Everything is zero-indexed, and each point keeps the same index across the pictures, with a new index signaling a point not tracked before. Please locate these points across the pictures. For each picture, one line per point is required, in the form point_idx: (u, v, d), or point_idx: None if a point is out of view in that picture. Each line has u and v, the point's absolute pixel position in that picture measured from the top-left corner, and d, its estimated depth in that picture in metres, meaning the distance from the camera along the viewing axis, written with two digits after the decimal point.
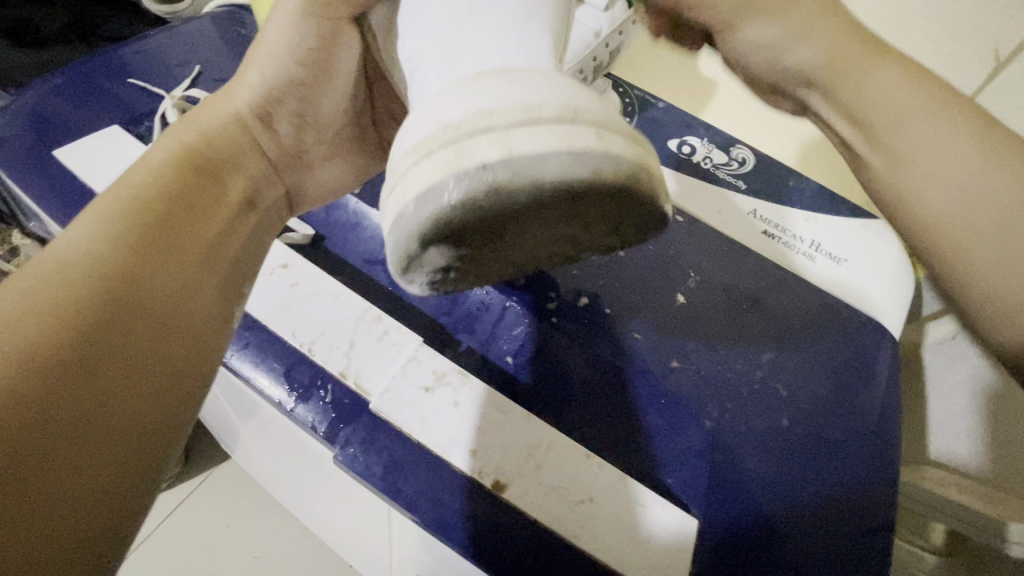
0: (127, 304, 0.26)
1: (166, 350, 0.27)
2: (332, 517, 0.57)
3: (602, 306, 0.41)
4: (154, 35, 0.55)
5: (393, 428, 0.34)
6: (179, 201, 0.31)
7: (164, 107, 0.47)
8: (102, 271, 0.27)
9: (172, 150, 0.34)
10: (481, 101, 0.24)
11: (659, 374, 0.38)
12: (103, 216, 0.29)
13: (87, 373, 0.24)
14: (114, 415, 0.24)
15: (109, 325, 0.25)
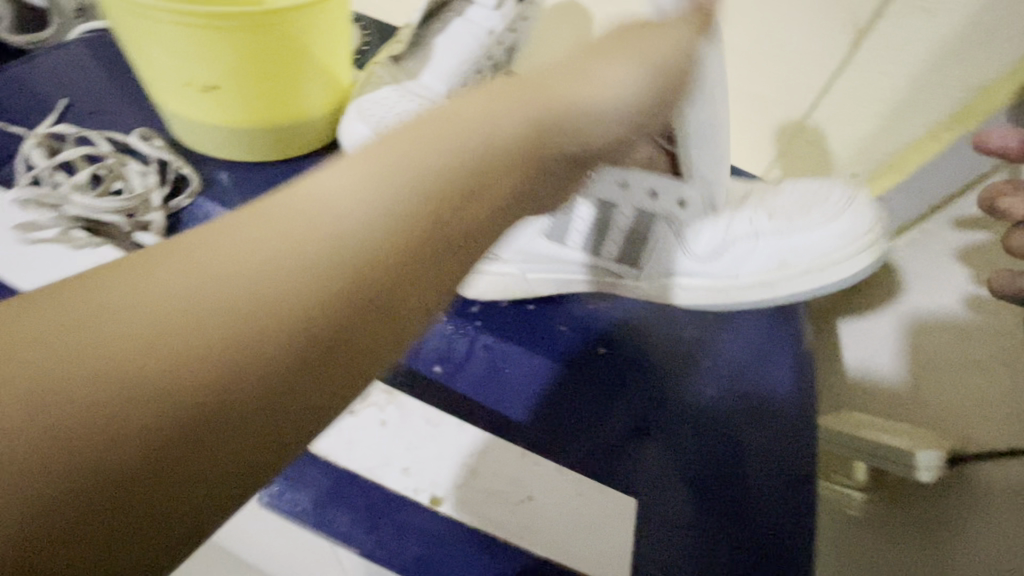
0: (183, 322, 0.14)
1: (311, 398, 0.15)
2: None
3: (525, 303, 0.41)
4: (12, 66, 0.50)
5: (319, 458, 0.32)
6: (505, 170, 0.20)
7: (25, 151, 0.42)
8: (382, 251, 0.16)
9: (374, 160, 0.18)
10: (773, 224, 0.39)
11: (587, 363, 0.39)
12: (377, 160, 0.18)
13: (85, 459, 0.12)
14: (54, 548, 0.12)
15: (234, 350, 0.14)
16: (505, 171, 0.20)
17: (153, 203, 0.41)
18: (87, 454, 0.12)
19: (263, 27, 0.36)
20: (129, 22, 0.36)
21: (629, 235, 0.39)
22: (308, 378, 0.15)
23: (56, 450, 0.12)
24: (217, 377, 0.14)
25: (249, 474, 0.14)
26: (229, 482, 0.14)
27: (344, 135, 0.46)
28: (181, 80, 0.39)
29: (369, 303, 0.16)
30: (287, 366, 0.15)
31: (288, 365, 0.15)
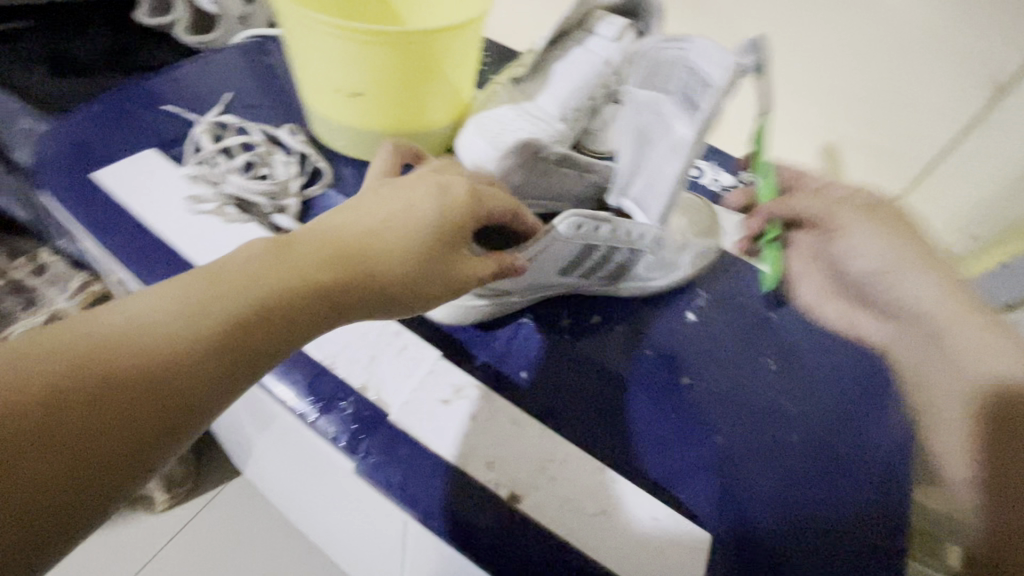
0: (94, 370, 0.21)
1: (183, 411, 0.22)
2: (341, 525, 0.58)
3: (618, 324, 0.42)
4: (188, 65, 0.58)
5: (410, 440, 0.34)
6: (387, 261, 0.29)
7: (196, 133, 0.48)
8: (184, 334, 0.23)
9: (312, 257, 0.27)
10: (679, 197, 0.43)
11: (671, 391, 0.39)
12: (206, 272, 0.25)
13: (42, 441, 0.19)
14: (32, 469, 0.19)
15: (96, 378, 0.21)
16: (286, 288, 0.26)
17: (291, 189, 0.46)
18: (40, 425, 0.19)
19: (412, 45, 0.40)
20: (297, 29, 0.42)
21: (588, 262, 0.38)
22: (168, 397, 0.22)
23: (57, 396, 0.20)
24: (88, 395, 0.20)
25: (164, 432, 0.22)
26: (161, 429, 0.22)
27: (460, 146, 0.49)
28: (333, 87, 0.44)
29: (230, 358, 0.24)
30: (195, 381, 0.23)
31: (179, 384, 0.22)
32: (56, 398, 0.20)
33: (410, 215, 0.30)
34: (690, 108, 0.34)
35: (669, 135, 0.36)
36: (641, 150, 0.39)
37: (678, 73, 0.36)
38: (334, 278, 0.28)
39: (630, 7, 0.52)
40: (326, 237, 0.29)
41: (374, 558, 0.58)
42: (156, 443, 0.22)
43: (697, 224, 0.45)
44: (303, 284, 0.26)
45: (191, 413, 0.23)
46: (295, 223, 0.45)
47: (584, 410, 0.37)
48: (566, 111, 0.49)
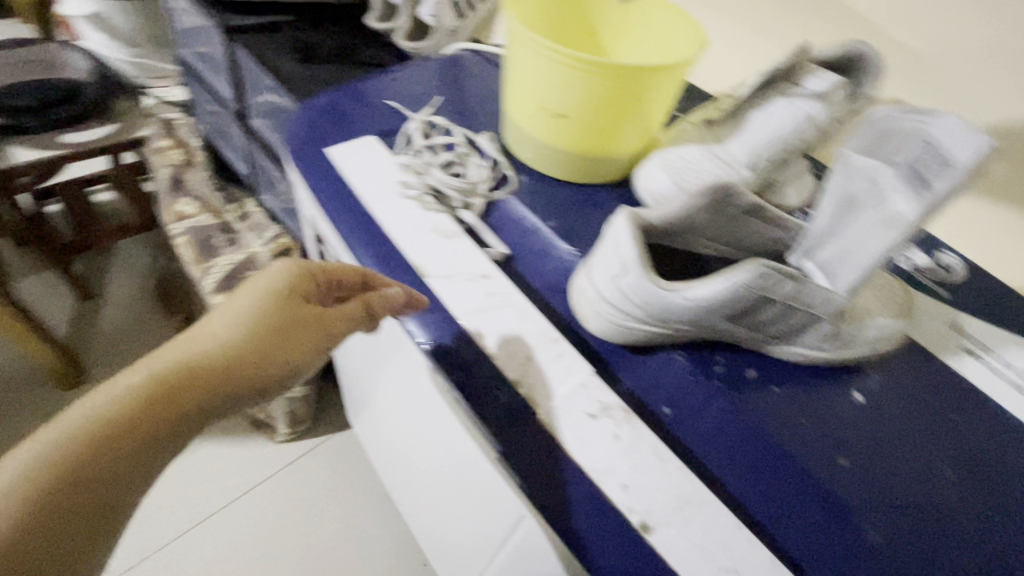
0: (164, 391, 0.36)
1: (143, 445, 0.35)
2: (445, 498, 0.62)
3: (773, 384, 0.40)
4: (409, 68, 0.67)
5: (553, 443, 0.36)
6: (342, 323, 0.44)
7: (410, 128, 0.55)
8: (129, 398, 0.35)
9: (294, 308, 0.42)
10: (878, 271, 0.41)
11: (824, 468, 0.36)
12: (224, 320, 0.40)
13: (111, 448, 0.34)
14: (81, 496, 0.32)
15: (109, 452, 0.34)
16: (214, 356, 0.39)
17: (479, 190, 0.51)
18: (76, 486, 0.32)
19: (625, 76, 0.43)
20: (518, 47, 0.47)
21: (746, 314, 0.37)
22: (130, 451, 0.34)
23: (142, 413, 0.35)
24: (119, 434, 0.34)
25: (123, 496, 0.34)
26: (163, 437, 0.36)
27: (640, 176, 0.51)
28: (539, 105, 0.48)
29: (165, 426, 0.36)
30: (136, 459, 0.34)
31: (137, 455, 0.34)
32: (88, 467, 0.33)
33: (299, 287, 0.42)
34: (918, 188, 0.34)
35: (885, 208, 0.35)
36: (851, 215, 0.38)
37: (911, 148, 0.35)
38: (245, 342, 0.39)
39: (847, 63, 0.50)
40: (255, 306, 0.41)
41: (466, 541, 0.61)
42: (124, 490, 0.34)
43: (884, 301, 0.42)
44: (223, 355, 0.39)
45: (159, 440, 0.36)
46: (477, 220, 0.49)
47: (729, 463, 0.36)
48: (757, 159, 0.48)
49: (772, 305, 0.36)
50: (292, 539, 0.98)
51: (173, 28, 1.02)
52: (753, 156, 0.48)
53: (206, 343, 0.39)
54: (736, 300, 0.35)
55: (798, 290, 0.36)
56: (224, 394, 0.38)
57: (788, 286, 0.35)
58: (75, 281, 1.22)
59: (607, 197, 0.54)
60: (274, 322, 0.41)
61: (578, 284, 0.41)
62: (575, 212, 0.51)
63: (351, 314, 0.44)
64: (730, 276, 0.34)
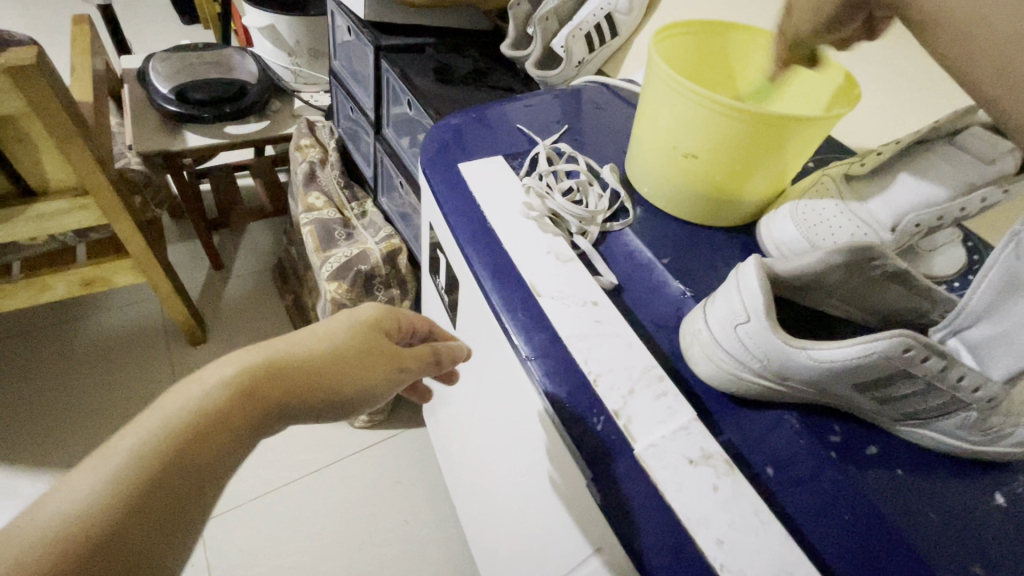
0: (267, 381, 0.36)
1: (241, 436, 0.34)
2: (512, 514, 0.63)
3: (895, 466, 0.37)
4: (540, 96, 0.71)
5: (648, 481, 0.36)
6: (409, 360, 0.45)
7: (537, 152, 0.58)
8: (232, 386, 0.35)
9: (375, 338, 0.44)
10: None
11: (954, 572, 0.33)
12: (320, 331, 0.41)
13: (213, 433, 0.33)
14: (183, 480, 0.31)
15: (210, 433, 0.33)
16: (308, 361, 0.39)
17: (597, 219, 0.52)
18: (181, 463, 0.31)
19: (769, 124, 0.42)
20: (655, 85, 0.48)
21: (874, 387, 0.35)
22: (229, 437, 0.34)
23: (241, 399, 0.35)
24: (217, 423, 0.33)
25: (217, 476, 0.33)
26: (253, 431, 0.35)
27: (766, 224, 0.50)
28: (671, 144, 0.49)
29: (261, 416, 0.35)
30: (233, 438, 0.34)
31: (233, 436, 0.34)
32: (194, 446, 0.32)
33: (377, 322, 0.45)
34: None
35: None
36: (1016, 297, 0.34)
37: None
38: (337, 354, 0.40)
39: None
40: (339, 330, 0.42)
41: (527, 561, 0.61)
42: (216, 480, 0.33)
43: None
44: (318, 358, 0.39)
45: (250, 435, 0.35)
46: (591, 248, 0.50)
47: (837, 540, 0.34)
48: (905, 220, 0.45)
49: (913, 378, 0.34)
50: (355, 523, 1.03)
51: (331, 42, 1.15)
52: (900, 217, 0.45)
53: (296, 346, 0.39)
54: (871, 366, 0.33)
55: (948, 366, 0.33)
56: (318, 397, 0.38)
57: (936, 361, 0.33)
58: (211, 252, 1.39)
59: (726, 242, 0.53)
60: (359, 345, 0.42)
61: (690, 325, 0.40)
62: (691, 252, 0.51)
63: (421, 355, 0.47)
64: (871, 342, 0.33)
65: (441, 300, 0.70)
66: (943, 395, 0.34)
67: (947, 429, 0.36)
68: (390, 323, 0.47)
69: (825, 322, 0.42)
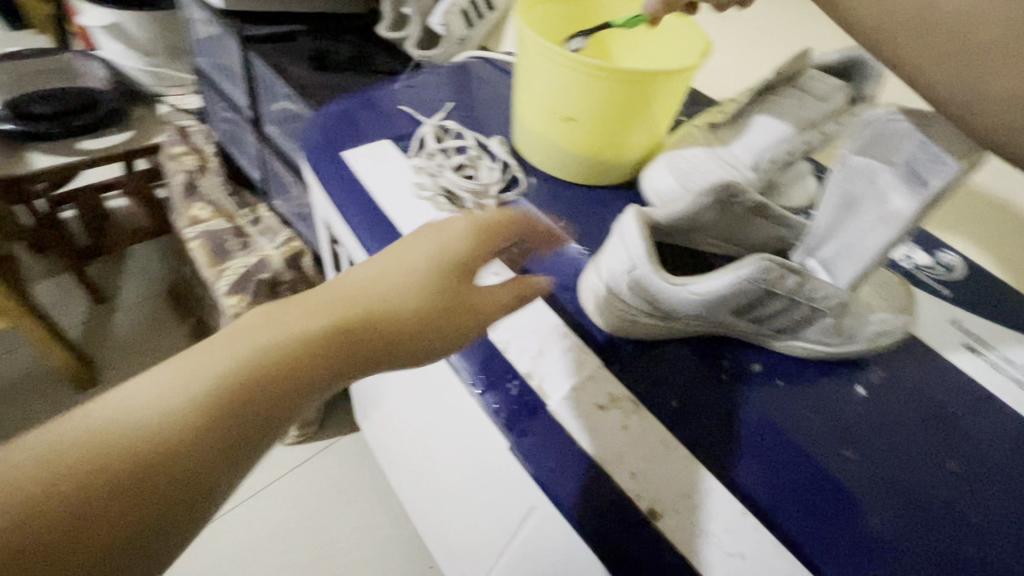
0: (287, 351, 0.27)
1: (247, 425, 0.26)
2: (453, 494, 0.63)
3: (776, 377, 0.42)
4: (421, 74, 0.69)
5: (564, 433, 0.37)
6: (496, 296, 0.36)
7: (423, 131, 0.57)
8: (225, 367, 0.26)
9: (449, 268, 0.34)
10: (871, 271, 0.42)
11: (829, 459, 0.37)
12: (374, 275, 0.33)
13: (197, 419, 0.24)
14: (141, 477, 0.23)
15: (175, 415, 0.24)
16: (343, 316, 0.30)
17: (490, 191, 0.52)
18: (143, 459, 0.23)
19: (634, 82, 0.44)
20: (529, 56, 0.49)
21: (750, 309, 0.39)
22: (226, 428, 0.25)
23: (230, 381, 0.26)
24: (208, 411, 0.25)
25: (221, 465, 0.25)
26: (259, 429, 0.26)
27: (647, 177, 0.53)
28: (551, 110, 0.50)
29: (280, 394, 0.27)
30: (224, 422, 0.25)
31: (226, 418, 0.25)
32: (157, 433, 0.24)
33: (461, 270, 0.34)
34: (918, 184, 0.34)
35: (882, 206, 0.37)
36: (849, 208, 0.39)
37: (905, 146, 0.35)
38: (390, 301, 0.32)
39: (846, 67, 0.52)
40: (383, 277, 0.33)
41: (474, 538, 0.62)
42: (213, 476, 0.25)
43: (885, 298, 0.44)
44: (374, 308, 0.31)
45: (265, 423, 0.26)
46: (489, 221, 0.51)
47: (732, 452, 0.37)
48: (763, 159, 0.49)
49: (777, 296, 0.38)
50: (300, 542, 0.98)
51: (190, 37, 1.05)
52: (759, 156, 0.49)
53: (353, 296, 0.31)
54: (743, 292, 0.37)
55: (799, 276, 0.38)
56: (351, 364, 0.30)
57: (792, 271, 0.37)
58: (87, 284, 1.24)
59: (615, 199, 0.55)
60: (416, 300, 0.32)
61: (586, 281, 0.42)
62: (584, 212, 0.53)
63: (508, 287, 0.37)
64: (740, 271, 0.36)
65: None
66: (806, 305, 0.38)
67: (817, 337, 0.41)
68: (498, 239, 0.36)
69: (706, 261, 0.46)
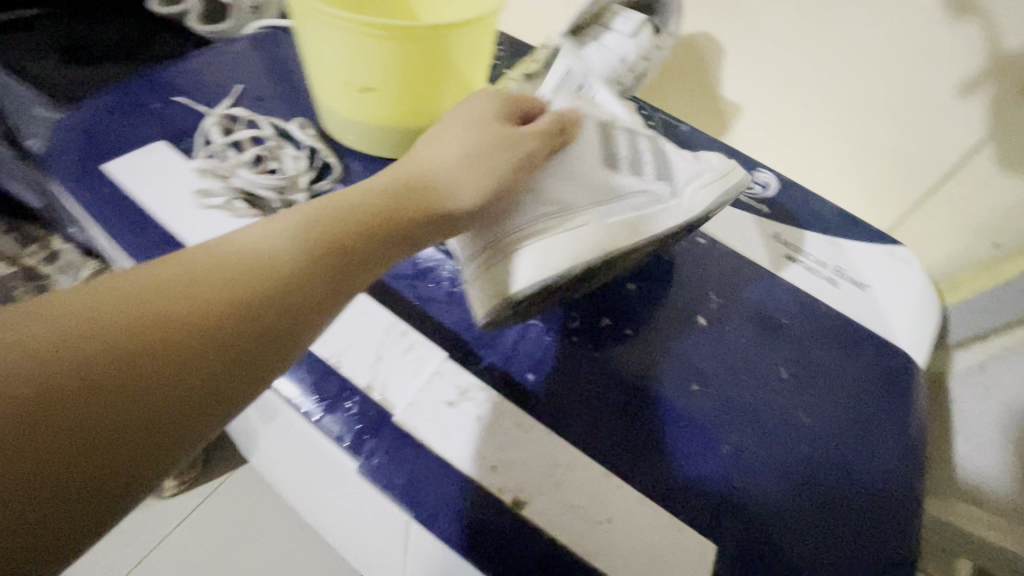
0: (287, 270, 0.26)
1: (229, 355, 0.23)
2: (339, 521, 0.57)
3: (624, 326, 0.42)
4: (199, 56, 0.58)
5: (415, 442, 0.34)
6: (469, 185, 0.35)
7: (206, 125, 0.48)
8: (226, 275, 0.25)
9: (393, 184, 0.33)
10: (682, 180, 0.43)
11: (679, 395, 0.39)
12: (339, 200, 0.31)
13: (199, 332, 0.23)
14: (119, 388, 0.20)
15: (158, 330, 0.22)
16: (335, 229, 0.29)
17: (299, 184, 0.45)
18: (127, 365, 0.21)
19: (422, 38, 0.39)
20: (303, 17, 0.41)
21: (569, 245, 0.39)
22: (241, 330, 0.24)
23: (234, 296, 0.24)
24: (208, 319, 0.23)
25: (209, 397, 0.22)
26: (272, 344, 0.25)
27: None
28: (342, 80, 0.43)
29: (284, 312, 0.26)
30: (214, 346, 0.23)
31: (213, 343, 0.23)
32: (139, 339, 0.21)
33: (424, 183, 0.34)
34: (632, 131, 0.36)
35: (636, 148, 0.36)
36: (594, 127, 0.41)
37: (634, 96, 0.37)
38: (383, 211, 0.32)
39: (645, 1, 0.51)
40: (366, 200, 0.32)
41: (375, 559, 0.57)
42: (222, 388, 0.23)
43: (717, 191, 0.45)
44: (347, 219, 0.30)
45: (280, 338, 0.25)
46: None
47: (589, 414, 0.37)
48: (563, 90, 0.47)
49: (557, 207, 0.39)
50: None
51: None
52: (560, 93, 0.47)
53: (327, 212, 0.30)
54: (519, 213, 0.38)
55: (562, 181, 0.39)
56: (350, 271, 0.29)
57: (552, 174, 0.39)
58: None
59: None
60: (396, 203, 0.32)
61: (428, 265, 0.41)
62: None
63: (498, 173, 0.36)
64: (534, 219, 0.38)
65: None
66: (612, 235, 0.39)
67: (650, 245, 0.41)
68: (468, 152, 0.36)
69: None
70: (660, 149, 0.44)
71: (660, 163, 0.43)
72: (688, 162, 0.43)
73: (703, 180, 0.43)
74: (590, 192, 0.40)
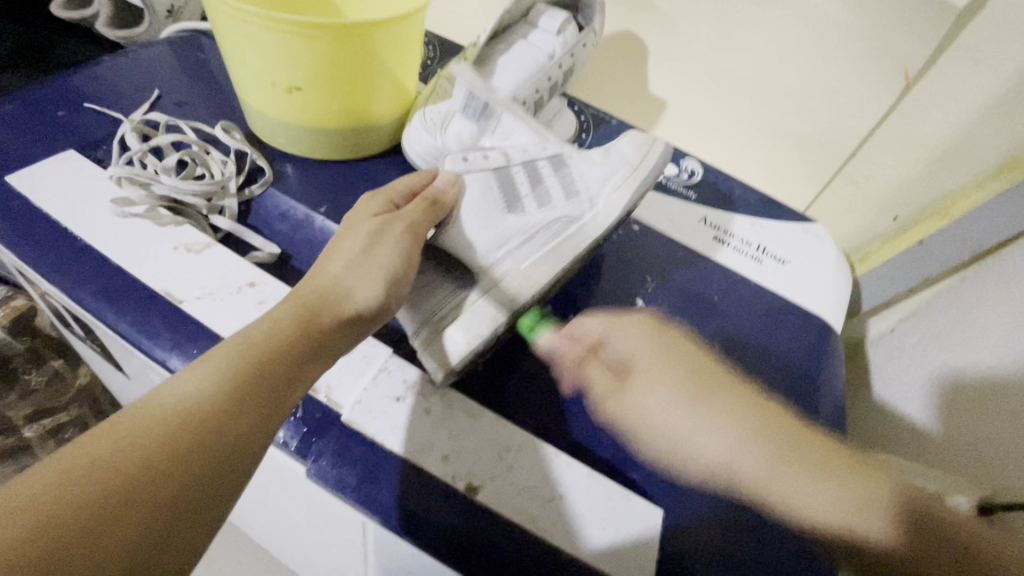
0: (229, 393, 0.27)
1: (213, 461, 0.25)
2: (284, 545, 0.54)
3: (567, 313, 0.45)
4: (110, 60, 0.55)
5: (365, 440, 0.34)
6: (355, 286, 0.34)
7: (121, 131, 0.45)
8: (180, 416, 0.26)
9: (308, 291, 0.33)
10: (596, 157, 0.45)
11: (622, 375, 0.42)
12: (274, 314, 0.32)
13: (163, 474, 0.24)
14: (130, 511, 0.22)
15: (133, 466, 0.23)
16: (269, 352, 0.29)
17: (230, 189, 0.44)
18: (101, 512, 0.22)
19: (347, 36, 0.39)
20: (221, 18, 0.40)
21: (517, 254, 0.41)
22: (197, 468, 0.25)
23: (189, 433, 0.25)
24: (171, 461, 0.24)
25: (203, 503, 0.24)
26: (230, 468, 0.26)
27: (406, 141, 0.50)
28: (268, 80, 0.42)
29: (238, 439, 0.26)
30: (182, 472, 0.24)
31: (185, 462, 0.24)
32: (127, 472, 0.23)
33: (319, 287, 0.34)
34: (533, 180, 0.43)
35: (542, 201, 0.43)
36: (484, 184, 0.42)
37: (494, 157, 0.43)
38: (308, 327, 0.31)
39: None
40: (277, 313, 0.32)
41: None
42: (191, 523, 0.24)
43: (633, 148, 0.46)
44: (279, 342, 0.30)
45: (234, 463, 0.26)
46: (234, 224, 0.43)
47: (540, 401, 0.39)
48: (471, 111, 0.45)
49: (466, 273, 0.40)
50: None
51: None
52: (467, 114, 0.46)
53: (263, 334, 0.30)
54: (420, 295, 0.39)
55: (463, 249, 0.41)
56: (288, 399, 0.29)
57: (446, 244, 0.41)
58: None
59: (384, 169, 0.51)
60: (309, 316, 0.32)
61: None
62: (349, 191, 0.48)
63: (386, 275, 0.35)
64: (459, 261, 0.40)
65: (92, 354, 0.53)
66: (546, 234, 0.42)
67: (582, 220, 0.43)
68: (351, 244, 0.36)
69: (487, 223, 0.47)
70: (564, 164, 0.44)
71: (566, 180, 0.44)
72: (594, 169, 0.44)
73: (611, 182, 0.44)
74: (495, 244, 0.41)
